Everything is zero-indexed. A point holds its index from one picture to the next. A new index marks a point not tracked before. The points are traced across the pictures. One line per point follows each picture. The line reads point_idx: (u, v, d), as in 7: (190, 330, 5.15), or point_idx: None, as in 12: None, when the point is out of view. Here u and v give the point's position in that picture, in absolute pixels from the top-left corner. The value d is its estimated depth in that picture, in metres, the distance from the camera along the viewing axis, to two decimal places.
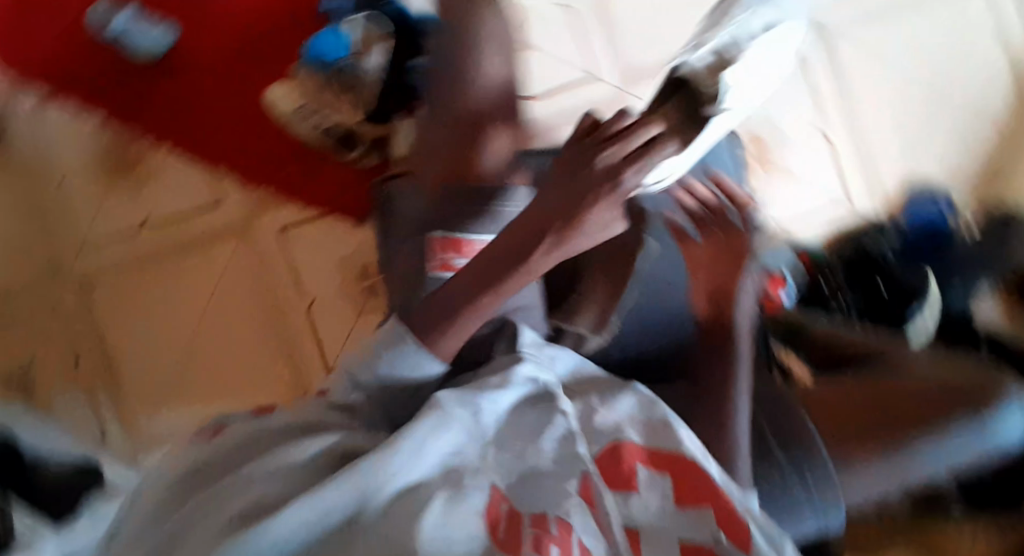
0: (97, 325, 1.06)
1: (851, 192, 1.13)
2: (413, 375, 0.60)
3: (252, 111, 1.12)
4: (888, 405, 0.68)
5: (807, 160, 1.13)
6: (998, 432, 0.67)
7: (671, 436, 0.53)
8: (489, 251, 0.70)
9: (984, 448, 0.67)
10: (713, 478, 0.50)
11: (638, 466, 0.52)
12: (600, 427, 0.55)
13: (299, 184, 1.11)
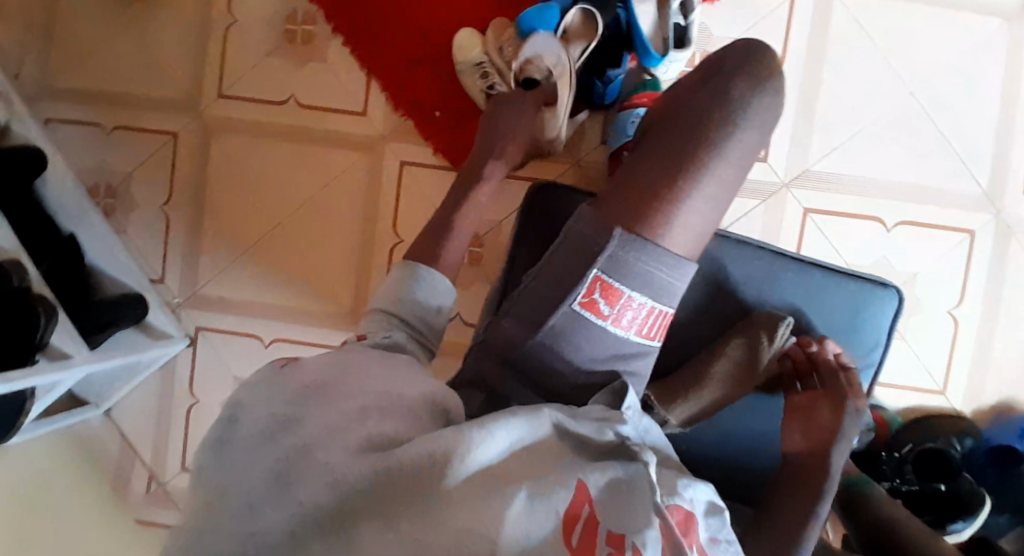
0: (204, 174, 1.06)
1: (951, 378, 1.04)
2: (433, 301, 0.72)
3: (428, 40, 1.04)
4: None
5: (929, 328, 1.04)
6: None
7: None
8: (637, 313, 0.62)
9: None
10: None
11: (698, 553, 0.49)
12: (678, 492, 0.53)
13: (445, 131, 1.04)
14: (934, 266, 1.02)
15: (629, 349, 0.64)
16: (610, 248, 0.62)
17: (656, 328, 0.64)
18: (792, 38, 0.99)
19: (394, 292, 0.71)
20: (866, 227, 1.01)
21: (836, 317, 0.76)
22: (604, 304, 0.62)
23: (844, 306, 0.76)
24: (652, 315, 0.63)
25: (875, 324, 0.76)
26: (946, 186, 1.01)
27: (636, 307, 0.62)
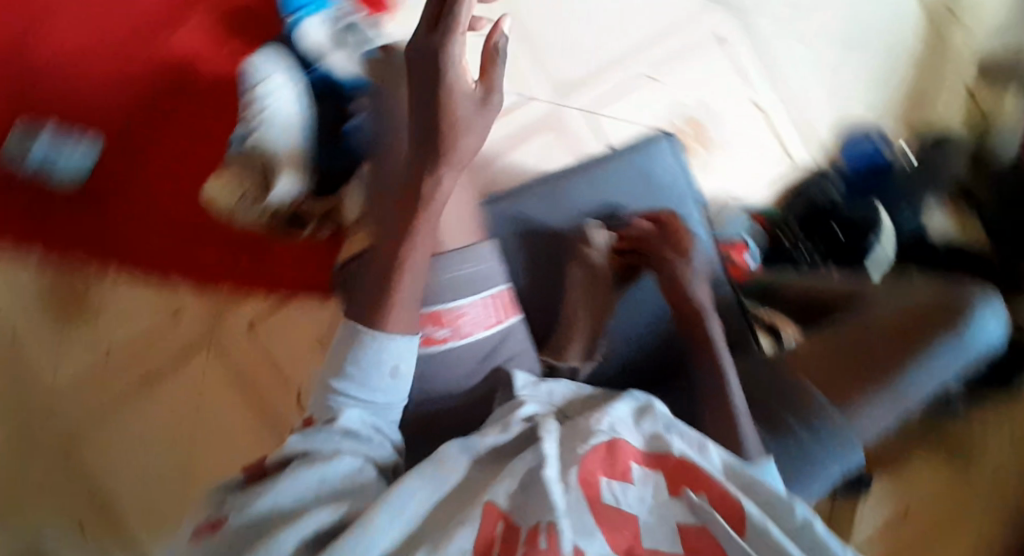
0: (75, 481, 0.95)
1: (789, 145, 1.17)
2: (384, 368, 0.56)
3: (189, 209, 1.01)
4: (878, 352, 0.73)
5: (741, 123, 1.16)
6: (970, 340, 0.74)
7: (661, 444, 0.55)
8: (474, 314, 0.64)
9: (963, 360, 0.73)
10: (709, 473, 0.52)
11: (633, 464, 0.52)
12: (599, 426, 0.54)
13: (258, 270, 1.02)
14: (710, 82, 1.16)
15: (493, 341, 0.65)
16: None
17: (499, 315, 0.66)
18: (478, 3, 1.09)
19: (339, 358, 0.56)
20: (643, 90, 1.13)
21: (629, 191, 0.83)
22: (439, 327, 0.63)
23: (626, 173, 0.83)
24: (487, 307, 0.65)
25: (660, 167, 0.84)
26: (674, 20, 1.15)
27: (468, 309, 0.64)
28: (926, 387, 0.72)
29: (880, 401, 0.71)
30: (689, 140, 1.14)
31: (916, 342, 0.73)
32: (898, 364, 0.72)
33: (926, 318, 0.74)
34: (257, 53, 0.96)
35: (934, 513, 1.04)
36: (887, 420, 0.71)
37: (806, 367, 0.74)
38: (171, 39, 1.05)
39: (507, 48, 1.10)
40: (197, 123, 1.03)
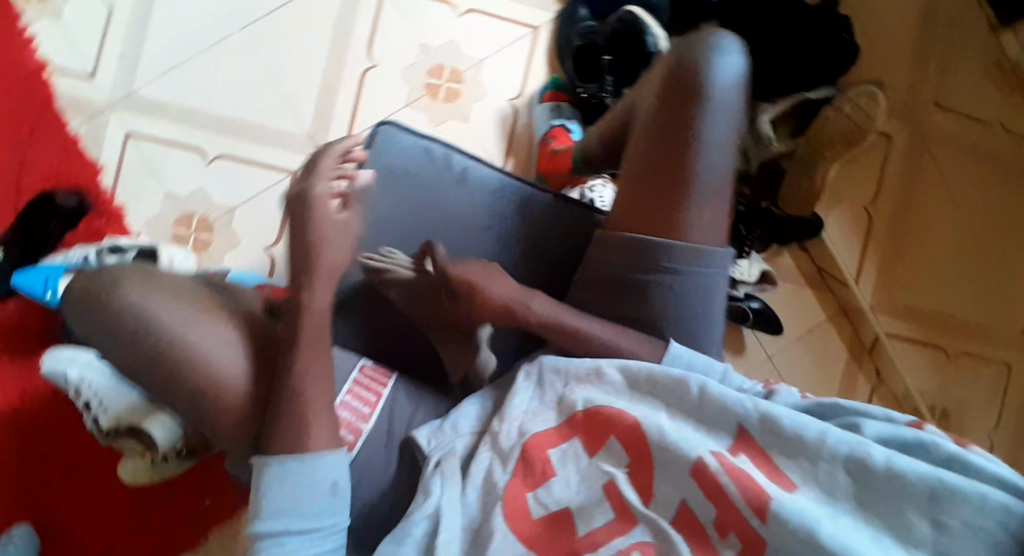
0: None
1: (524, 16, 1.12)
2: (316, 479, 0.63)
3: (130, 506, 0.99)
4: (662, 164, 0.72)
5: (471, 35, 1.10)
6: (721, 87, 0.72)
7: (563, 410, 0.72)
8: (352, 412, 0.76)
9: (729, 107, 0.72)
10: (620, 409, 0.70)
11: (550, 452, 0.69)
12: (512, 438, 0.71)
13: (223, 494, 1.01)
14: (413, 23, 1.09)
15: (382, 426, 0.77)
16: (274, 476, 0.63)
17: (371, 394, 0.77)
18: (178, 139, 1.05)
19: (261, 502, 0.62)
20: (371, 81, 1.08)
21: (398, 196, 0.82)
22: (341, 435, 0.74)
23: (387, 181, 0.82)
24: (357, 397, 0.77)
25: (407, 155, 0.83)
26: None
27: (342, 417, 0.75)
28: (719, 148, 0.72)
29: (695, 195, 0.72)
30: (446, 87, 1.10)
31: (682, 123, 0.71)
32: (686, 157, 0.71)
33: (675, 93, 0.72)
34: (46, 358, 0.94)
35: (893, 206, 1.10)
36: (712, 207, 0.72)
37: (627, 225, 0.75)
38: None
39: (237, 151, 1.05)
40: (70, 442, 0.98)
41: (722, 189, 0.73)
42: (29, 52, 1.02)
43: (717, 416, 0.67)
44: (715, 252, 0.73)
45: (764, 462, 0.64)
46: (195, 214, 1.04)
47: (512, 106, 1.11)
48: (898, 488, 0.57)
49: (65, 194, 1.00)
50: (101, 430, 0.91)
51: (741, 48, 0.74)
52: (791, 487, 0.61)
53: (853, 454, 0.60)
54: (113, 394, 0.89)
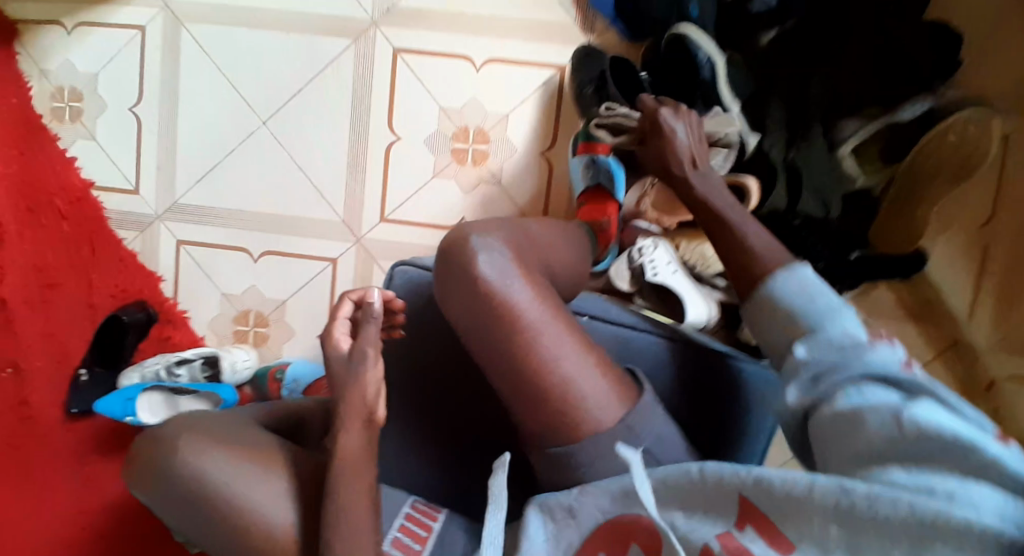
0: None
1: (547, 56, 1.00)
2: None
3: None
4: (511, 382, 0.65)
5: (494, 88, 1.00)
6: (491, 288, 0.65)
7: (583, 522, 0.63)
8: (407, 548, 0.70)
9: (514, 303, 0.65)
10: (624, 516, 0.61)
11: None
12: None
13: None
14: (432, 88, 1.01)
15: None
16: None
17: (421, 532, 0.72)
18: (222, 241, 1.06)
19: None
20: (394, 157, 1.02)
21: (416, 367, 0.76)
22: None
23: (422, 304, 0.78)
24: (407, 535, 0.71)
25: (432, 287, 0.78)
26: (350, 80, 1.02)
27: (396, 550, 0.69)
28: (552, 329, 0.65)
29: (576, 382, 0.64)
30: (473, 150, 1.02)
31: (505, 330, 0.65)
32: (518, 369, 0.65)
33: (479, 310, 0.66)
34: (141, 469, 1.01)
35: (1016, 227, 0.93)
36: (597, 378, 0.65)
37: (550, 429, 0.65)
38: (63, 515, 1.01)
39: (280, 246, 1.05)
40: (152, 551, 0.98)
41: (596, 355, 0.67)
42: (76, 174, 1.08)
43: (716, 491, 0.56)
44: (629, 418, 0.64)
45: (770, 528, 0.53)
46: (251, 311, 1.06)
47: (543, 159, 1.01)
48: (896, 530, 0.48)
49: (131, 310, 1.05)
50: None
51: (506, 234, 0.69)
52: (788, 549, 0.51)
53: (840, 495, 0.50)
54: None
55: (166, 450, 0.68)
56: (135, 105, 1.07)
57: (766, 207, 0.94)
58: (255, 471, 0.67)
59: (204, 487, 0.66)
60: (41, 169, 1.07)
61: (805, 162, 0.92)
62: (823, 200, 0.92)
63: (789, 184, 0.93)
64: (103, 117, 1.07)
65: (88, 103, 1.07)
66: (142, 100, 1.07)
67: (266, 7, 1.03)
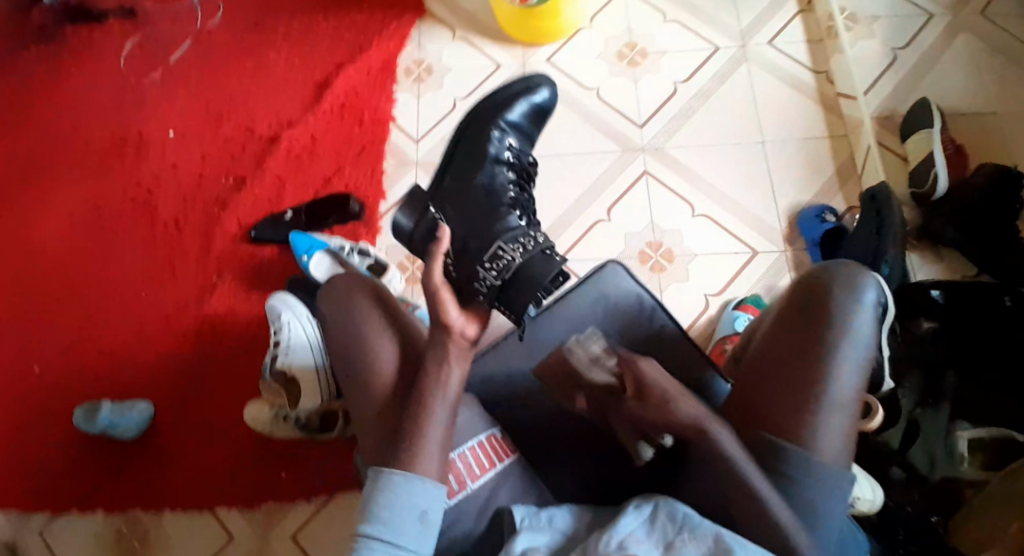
0: None
1: (749, 240, 1.19)
2: (416, 501, 0.69)
3: (233, 437, 1.19)
4: (795, 380, 0.75)
5: (697, 234, 1.20)
6: (853, 309, 0.76)
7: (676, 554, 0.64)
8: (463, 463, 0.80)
9: (853, 358, 0.75)
10: None
11: None
12: (608, 548, 0.65)
13: (299, 479, 1.16)
14: (655, 209, 1.22)
15: (483, 492, 0.79)
16: (388, 503, 0.69)
17: (478, 467, 0.80)
18: None
19: (369, 507, 0.69)
20: (598, 230, 1.22)
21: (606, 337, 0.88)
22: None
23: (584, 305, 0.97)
24: (464, 461, 0.80)
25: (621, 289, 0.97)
26: (604, 170, 1.26)
27: (457, 467, 0.79)
28: (854, 370, 0.75)
29: (831, 418, 0.73)
30: (655, 260, 1.19)
31: (826, 340, 0.75)
32: (815, 374, 0.74)
33: (799, 349, 0.76)
34: (268, 298, 1.18)
35: None
36: (845, 431, 0.74)
37: (772, 418, 0.75)
38: (202, 299, 1.26)
39: None
40: (239, 364, 1.21)
41: (806, 395, 0.74)
42: (390, 105, 1.37)
43: None
44: (840, 471, 0.73)
45: None
46: (422, 258, 1.24)
47: (705, 299, 1.16)
48: None
49: (356, 200, 1.27)
50: (272, 367, 1.13)
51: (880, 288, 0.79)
52: None
53: None
54: (301, 357, 1.12)
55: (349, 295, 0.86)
56: (460, 98, 1.37)
57: (878, 437, 1.10)
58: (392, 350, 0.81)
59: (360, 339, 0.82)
60: (371, 89, 1.39)
61: (925, 424, 1.07)
62: (930, 462, 1.05)
63: (905, 434, 1.09)
64: (433, 92, 1.38)
65: (432, 79, 1.39)
66: (467, 97, 1.37)
67: (579, 98, 1.33)
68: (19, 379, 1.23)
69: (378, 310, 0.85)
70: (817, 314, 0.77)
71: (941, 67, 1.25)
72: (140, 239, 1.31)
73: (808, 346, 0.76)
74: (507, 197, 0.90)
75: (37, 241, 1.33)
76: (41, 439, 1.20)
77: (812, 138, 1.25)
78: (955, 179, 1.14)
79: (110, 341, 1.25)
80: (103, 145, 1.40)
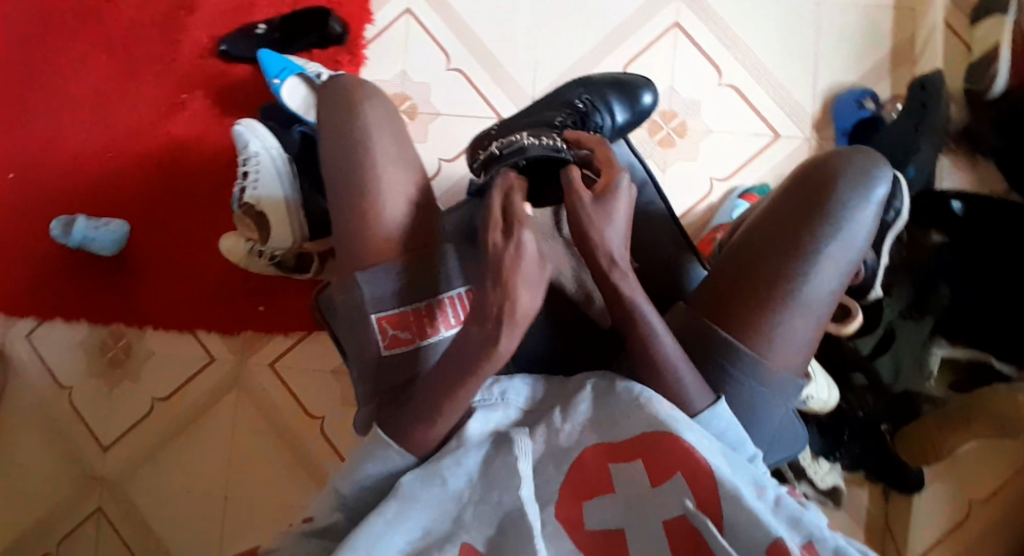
0: (123, 504, 1.15)
1: (773, 121, 1.07)
2: (393, 467, 0.69)
3: (208, 266, 1.17)
4: (767, 274, 0.74)
5: (717, 106, 1.08)
6: (847, 213, 0.74)
7: (628, 426, 0.65)
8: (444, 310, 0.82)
9: (834, 261, 0.74)
10: (688, 441, 0.62)
11: (608, 464, 0.64)
12: (563, 424, 0.67)
13: (275, 315, 1.16)
14: (676, 72, 1.09)
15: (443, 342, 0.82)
16: (367, 462, 0.69)
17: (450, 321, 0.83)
18: (440, 37, 1.14)
19: (349, 464, 0.70)
20: None
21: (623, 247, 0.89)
22: (392, 329, 0.81)
23: None
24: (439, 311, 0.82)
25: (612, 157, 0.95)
26: (625, 17, 1.11)
27: (433, 311, 0.82)
28: (832, 276, 0.74)
29: (794, 320, 0.74)
30: (665, 133, 1.08)
31: (813, 243, 0.74)
32: (789, 272, 0.73)
33: (781, 246, 0.74)
34: (235, 124, 1.10)
35: (998, 523, 1.03)
36: (803, 335, 0.75)
37: (734, 311, 0.75)
38: (175, 115, 1.17)
39: (473, 73, 1.13)
40: (214, 192, 1.16)
41: (779, 290, 0.73)
42: None
43: (737, 510, 0.58)
44: (787, 369, 0.75)
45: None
46: (409, 100, 1.13)
47: (709, 183, 1.07)
48: None
49: (338, 20, 1.13)
50: (241, 200, 1.06)
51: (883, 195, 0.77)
52: None
53: None
54: (272, 190, 1.06)
55: (353, 100, 0.87)
56: None
57: (849, 342, 1.05)
58: (398, 166, 0.85)
59: (359, 146, 0.84)
60: None
61: (902, 332, 1.03)
62: (895, 371, 1.04)
63: (879, 341, 1.04)
64: None
65: None
66: None
67: None
68: None
69: (384, 123, 0.86)
70: (815, 213, 0.74)
71: None
72: (104, 37, 1.19)
73: (790, 244, 0.74)
74: (556, 122, 0.93)
75: None
76: (16, 246, 1.18)
77: (874, 4, 1.07)
78: (1019, 77, 1.00)
79: (79, 152, 1.18)
80: None
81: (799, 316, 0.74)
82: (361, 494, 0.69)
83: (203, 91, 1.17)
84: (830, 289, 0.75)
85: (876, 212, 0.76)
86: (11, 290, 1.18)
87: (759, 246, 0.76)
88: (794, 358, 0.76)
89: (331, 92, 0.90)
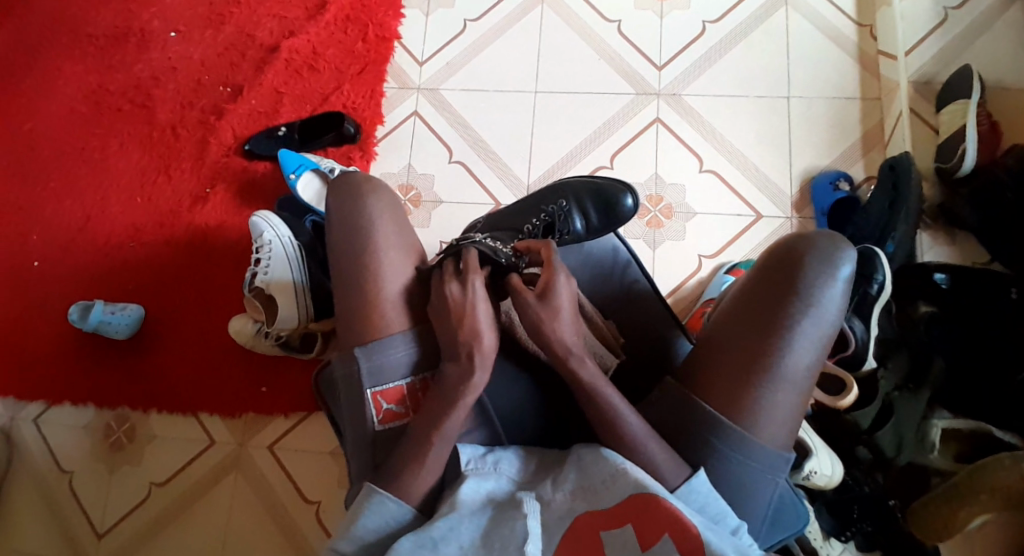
0: None
1: (756, 203, 1.13)
2: (392, 524, 0.74)
3: (217, 348, 1.21)
4: (744, 349, 0.75)
5: (702, 190, 1.15)
6: (817, 287, 0.75)
7: (618, 491, 0.67)
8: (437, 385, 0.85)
9: (810, 335, 0.74)
10: (678, 508, 0.65)
11: (601, 533, 0.66)
12: (556, 494, 0.69)
13: (278, 396, 1.18)
14: (662, 161, 1.17)
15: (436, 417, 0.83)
16: (369, 521, 0.74)
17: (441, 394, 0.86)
18: (443, 135, 1.24)
19: (349, 521, 0.74)
20: None
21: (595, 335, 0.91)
22: (386, 403, 0.84)
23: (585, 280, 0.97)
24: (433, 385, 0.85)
25: (598, 239, 0.97)
26: (613, 113, 1.21)
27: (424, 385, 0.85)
28: (810, 349, 0.74)
29: (776, 394, 0.74)
30: (652, 215, 1.14)
31: (785, 316, 0.74)
32: (764, 347, 0.74)
33: (755, 321, 0.75)
34: (252, 215, 1.17)
35: None
36: (789, 408, 0.75)
37: (715, 387, 0.76)
38: (196, 208, 1.26)
39: (473, 165, 1.21)
40: (228, 277, 1.22)
41: (757, 365, 0.74)
42: (396, 22, 1.31)
43: None
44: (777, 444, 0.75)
45: None
46: (414, 189, 1.22)
47: (698, 260, 1.12)
48: None
49: (351, 121, 1.23)
50: (252, 284, 1.12)
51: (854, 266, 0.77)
52: None
53: None
54: (280, 271, 1.11)
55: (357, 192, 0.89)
56: (471, 20, 1.29)
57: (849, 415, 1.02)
58: (397, 251, 0.88)
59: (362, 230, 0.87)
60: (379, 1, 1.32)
61: (902, 407, 1.01)
62: (898, 444, 1.00)
63: (878, 414, 1.01)
64: (443, 11, 1.31)
65: None
66: (479, 21, 1.29)
67: (599, 31, 1.25)
68: (18, 270, 1.26)
69: (388, 211, 0.89)
70: (785, 287, 0.75)
71: (992, 32, 1.14)
72: (138, 140, 1.30)
73: (764, 319, 0.75)
74: (525, 229, 1.01)
75: (38, 133, 1.32)
76: (35, 331, 1.23)
77: (842, 98, 1.16)
78: (984, 157, 1.06)
79: (105, 244, 1.26)
80: (105, 40, 1.36)
81: (781, 390, 0.74)
82: (361, 548, 0.74)
83: (224, 186, 1.26)
84: (809, 361, 0.75)
85: (848, 283, 0.76)
86: (26, 373, 1.22)
87: (733, 320, 0.77)
88: (783, 430, 0.76)
89: (341, 182, 0.91)
